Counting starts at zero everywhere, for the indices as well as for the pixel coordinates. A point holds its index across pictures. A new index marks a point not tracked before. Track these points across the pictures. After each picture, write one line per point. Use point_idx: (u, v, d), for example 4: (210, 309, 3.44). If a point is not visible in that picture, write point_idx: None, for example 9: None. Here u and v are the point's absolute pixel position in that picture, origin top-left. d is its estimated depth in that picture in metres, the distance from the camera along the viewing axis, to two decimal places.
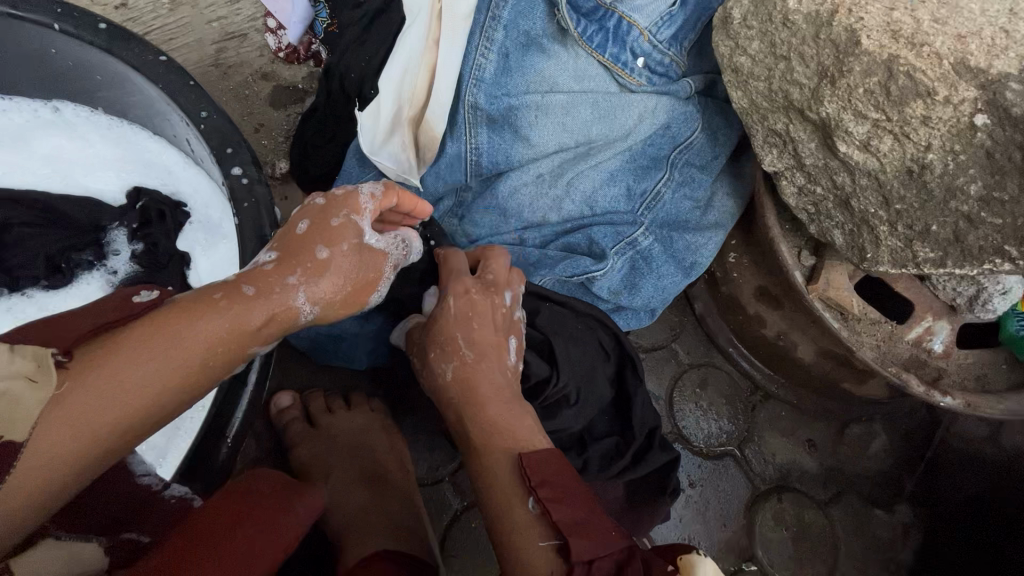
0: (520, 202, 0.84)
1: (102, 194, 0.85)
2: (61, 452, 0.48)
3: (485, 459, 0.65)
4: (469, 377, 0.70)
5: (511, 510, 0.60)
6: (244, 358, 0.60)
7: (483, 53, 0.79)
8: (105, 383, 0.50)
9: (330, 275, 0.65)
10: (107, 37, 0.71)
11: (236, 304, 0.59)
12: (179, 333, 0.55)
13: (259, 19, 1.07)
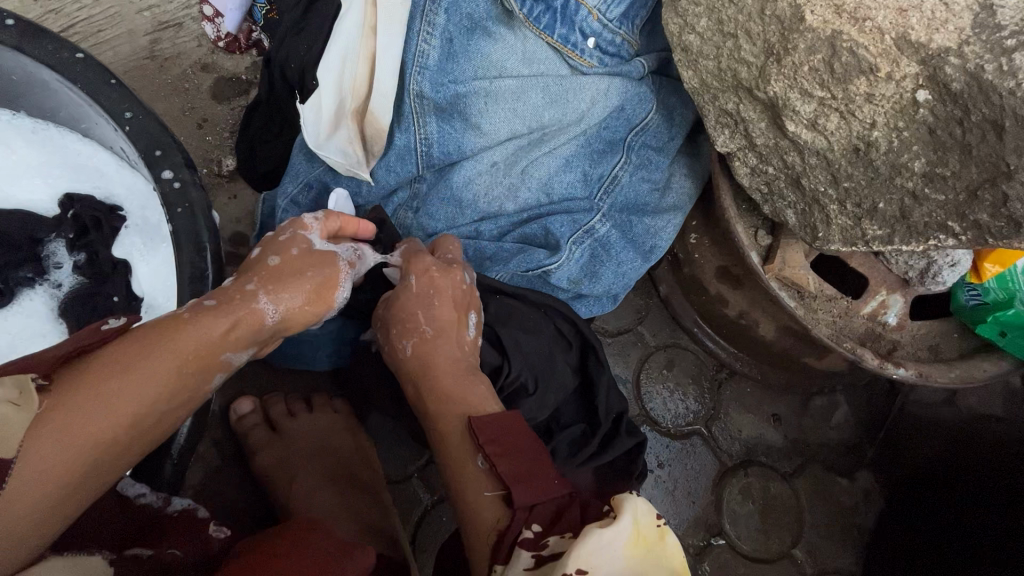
0: (475, 193, 0.82)
1: (32, 202, 0.81)
2: (46, 474, 0.47)
3: (438, 420, 0.66)
4: (428, 351, 0.70)
5: (460, 465, 0.63)
6: (222, 368, 0.59)
7: (425, 39, 0.76)
8: (81, 402, 0.50)
9: (292, 278, 0.63)
10: (16, 34, 0.65)
11: (204, 315, 0.58)
12: (152, 347, 0.54)
13: (194, 6, 1.01)
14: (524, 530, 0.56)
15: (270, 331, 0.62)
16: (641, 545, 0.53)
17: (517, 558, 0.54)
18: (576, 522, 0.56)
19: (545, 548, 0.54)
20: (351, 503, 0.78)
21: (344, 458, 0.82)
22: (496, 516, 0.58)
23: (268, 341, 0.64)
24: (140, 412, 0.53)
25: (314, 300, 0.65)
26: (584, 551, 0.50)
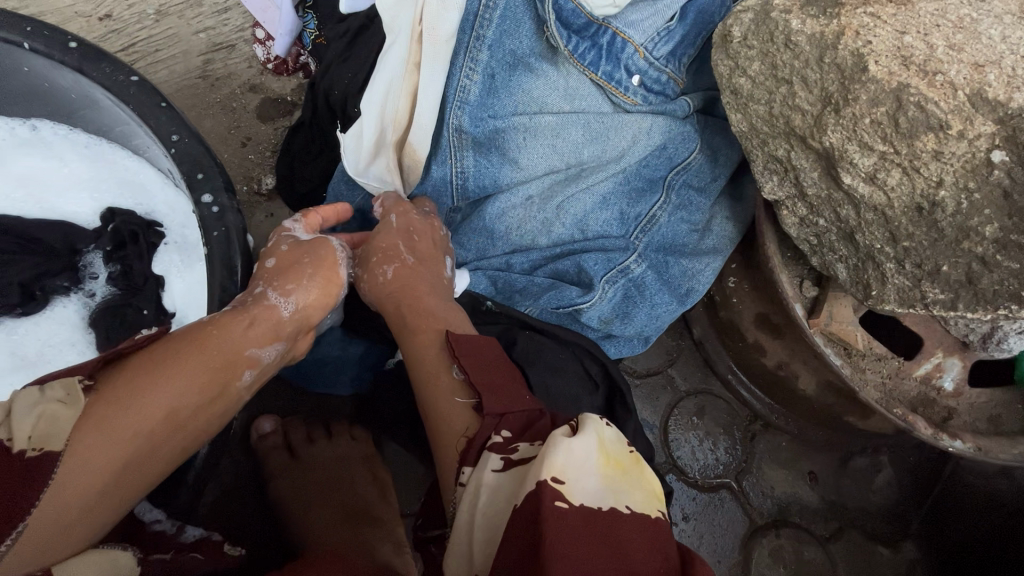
0: (508, 225, 0.82)
1: (76, 216, 0.83)
2: (90, 463, 0.51)
3: (416, 339, 0.65)
4: (406, 281, 0.70)
5: (435, 380, 0.60)
6: (248, 366, 0.61)
7: (467, 74, 0.73)
8: (118, 397, 0.53)
9: (294, 271, 0.68)
10: (78, 56, 0.68)
11: (226, 321, 0.61)
12: (182, 348, 0.58)
13: (247, 29, 1.03)
14: (492, 434, 0.52)
15: (290, 323, 0.65)
16: (616, 469, 0.47)
17: (484, 460, 0.50)
18: (547, 430, 0.52)
19: (514, 452, 0.50)
20: (363, 538, 0.75)
21: (359, 487, 0.81)
22: (467, 423, 0.55)
23: (293, 338, 0.66)
24: (173, 404, 0.55)
25: (324, 291, 0.69)
26: (555, 458, 0.44)
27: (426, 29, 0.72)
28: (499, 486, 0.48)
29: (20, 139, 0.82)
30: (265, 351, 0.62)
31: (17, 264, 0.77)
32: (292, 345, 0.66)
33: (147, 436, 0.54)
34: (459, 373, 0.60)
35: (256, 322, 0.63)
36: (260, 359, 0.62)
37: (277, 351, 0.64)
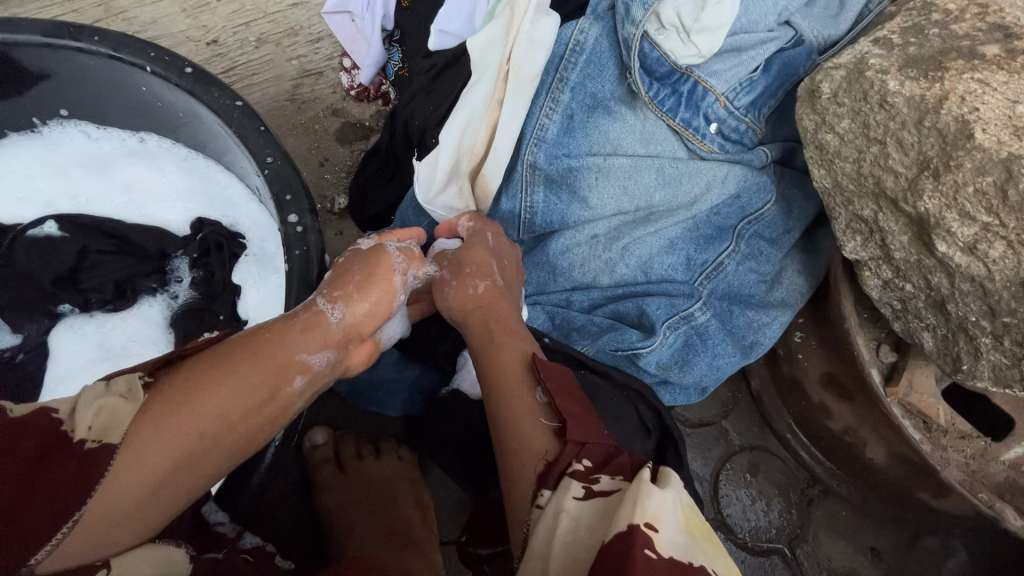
0: (571, 262, 0.82)
1: (168, 223, 0.89)
2: (145, 461, 0.49)
3: (494, 352, 0.65)
4: (489, 297, 0.71)
5: (512, 396, 0.60)
6: (299, 372, 0.60)
7: (546, 114, 0.74)
8: (174, 395, 0.52)
9: (346, 279, 0.68)
10: (191, 80, 0.74)
11: (281, 328, 0.61)
12: (235, 350, 0.57)
13: (336, 58, 1.10)
14: (573, 462, 0.52)
15: (341, 331, 0.65)
16: (698, 533, 0.46)
17: (565, 488, 0.50)
18: (629, 467, 0.51)
19: (596, 483, 0.50)
20: (403, 562, 0.74)
21: (402, 508, 0.81)
22: (545, 446, 0.55)
23: (346, 348, 0.65)
24: (228, 405, 0.54)
25: (378, 298, 0.68)
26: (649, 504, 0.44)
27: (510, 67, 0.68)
28: (580, 517, 0.48)
29: (128, 150, 0.89)
30: (315, 356, 0.61)
31: (115, 264, 0.83)
32: (344, 354, 0.65)
33: (203, 436, 0.52)
34: (541, 394, 0.60)
35: (309, 329, 0.63)
36: (312, 365, 0.61)
37: (329, 357, 0.63)
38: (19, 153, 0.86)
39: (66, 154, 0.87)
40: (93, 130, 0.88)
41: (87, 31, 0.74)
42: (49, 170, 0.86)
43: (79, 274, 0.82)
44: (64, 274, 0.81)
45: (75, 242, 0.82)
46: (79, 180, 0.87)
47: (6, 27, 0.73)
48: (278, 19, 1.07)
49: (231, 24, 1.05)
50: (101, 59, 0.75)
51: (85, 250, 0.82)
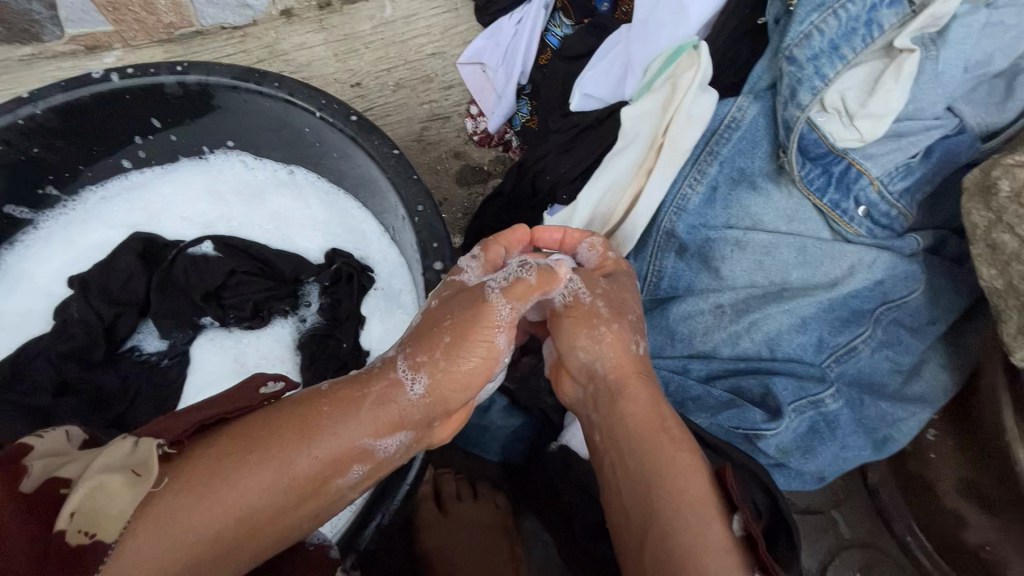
0: (692, 329, 0.81)
1: (305, 251, 0.95)
2: (168, 542, 0.51)
3: (665, 455, 0.61)
4: (638, 374, 0.66)
5: (695, 512, 0.59)
6: (349, 459, 0.58)
7: (692, 184, 0.75)
8: (207, 479, 0.53)
9: (445, 330, 0.61)
10: (355, 127, 0.80)
11: (337, 407, 0.58)
12: (283, 430, 0.56)
13: (463, 104, 1.16)
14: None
15: (420, 406, 0.60)
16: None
17: None
18: None
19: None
20: None
21: (498, 561, 0.79)
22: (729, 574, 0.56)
23: (422, 424, 0.61)
24: (259, 497, 0.54)
25: (478, 360, 0.61)
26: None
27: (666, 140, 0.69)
28: None
29: (279, 180, 0.97)
30: (381, 443, 0.59)
31: (256, 285, 0.89)
32: (415, 435, 0.62)
33: (227, 527, 0.53)
34: (735, 523, 0.59)
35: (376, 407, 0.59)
36: (372, 452, 0.59)
37: (396, 442, 0.60)
38: (188, 176, 0.96)
39: (226, 181, 0.96)
40: (252, 160, 0.96)
41: (269, 77, 0.82)
42: (211, 194, 0.96)
43: (224, 292, 0.89)
44: (213, 291, 0.88)
45: (225, 263, 0.89)
46: (235, 204, 0.95)
47: (202, 70, 0.82)
48: (417, 66, 1.15)
49: (374, 69, 1.14)
50: (275, 102, 0.83)
51: (232, 270, 0.89)
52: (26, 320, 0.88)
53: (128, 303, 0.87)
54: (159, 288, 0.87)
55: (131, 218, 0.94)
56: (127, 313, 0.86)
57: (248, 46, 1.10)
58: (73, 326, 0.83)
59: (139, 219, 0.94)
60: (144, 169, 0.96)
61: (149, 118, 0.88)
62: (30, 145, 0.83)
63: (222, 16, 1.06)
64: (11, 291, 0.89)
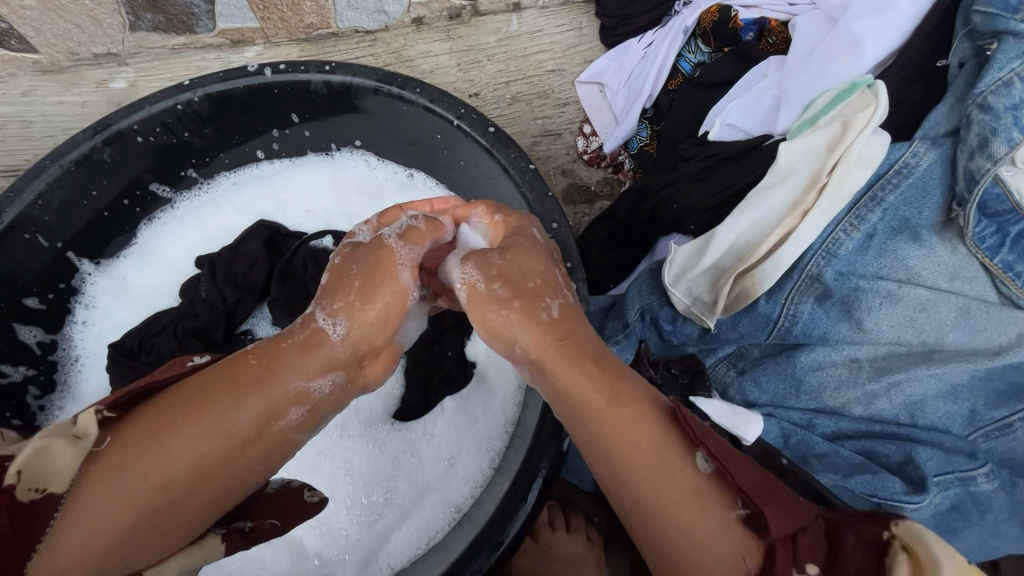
0: (822, 382, 0.76)
1: None
2: (121, 500, 0.50)
3: (618, 418, 0.51)
4: (556, 340, 0.56)
5: (693, 482, 0.48)
6: (288, 402, 0.55)
7: (847, 229, 0.71)
8: (148, 435, 0.51)
9: (348, 283, 0.60)
10: (492, 139, 0.80)
11: (265, 355, 0.56)
12: (214, 381, 0.54)
13: (577, 123, 1.14)
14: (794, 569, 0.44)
15: (346, 346, 0.59)
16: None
17: None
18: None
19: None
20: None
21: None
22: (738, 545, 0.46)
23: (350, 365, 0.60)
24: (198, 444, 0.52)
25: (382, 307, 0.60)
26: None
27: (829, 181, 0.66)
28: None
29: (397, 183, 0.98)
30: (314, 384, 0.57)
31: None
32: (348, 374, 0.60)
33: (173, 480, 0.51)
34: (701, 459, 0.50)
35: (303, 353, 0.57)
36: (308, 395, 0.57)
37: (330, 382, 0.58)
38: (314, 170, 0.99)
39: (349, 178, 0.98)
40: (375, 161, 0.98)
41: (411, 83, 0.82)
42: (334, 189, 0.98)
43: None
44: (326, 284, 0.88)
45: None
46: (356, 201, 0.98)
47: (349, 70, 0.83)
48: (536, 81, 1.15)
49: (493, 81, 1.14)
50: (415, 107, 0.84)
51: None
52: (157, 293, 0.93)
53: (251, 291, 0.90)
54: (281, 278, 0.90)
55: (259, 206, 0.97)
56: (247, 299, 0.89)
57: (377, 50, 1.13)
58: (198, 305, 0.86)
59: (265, 207, 0.97)
60: (274, 160, 0.99)
61: (289, 113, 0.91)
62: (183, 130, 0.87)
63: (358, 21, 1.10)
64: (146, 262, 0.93)
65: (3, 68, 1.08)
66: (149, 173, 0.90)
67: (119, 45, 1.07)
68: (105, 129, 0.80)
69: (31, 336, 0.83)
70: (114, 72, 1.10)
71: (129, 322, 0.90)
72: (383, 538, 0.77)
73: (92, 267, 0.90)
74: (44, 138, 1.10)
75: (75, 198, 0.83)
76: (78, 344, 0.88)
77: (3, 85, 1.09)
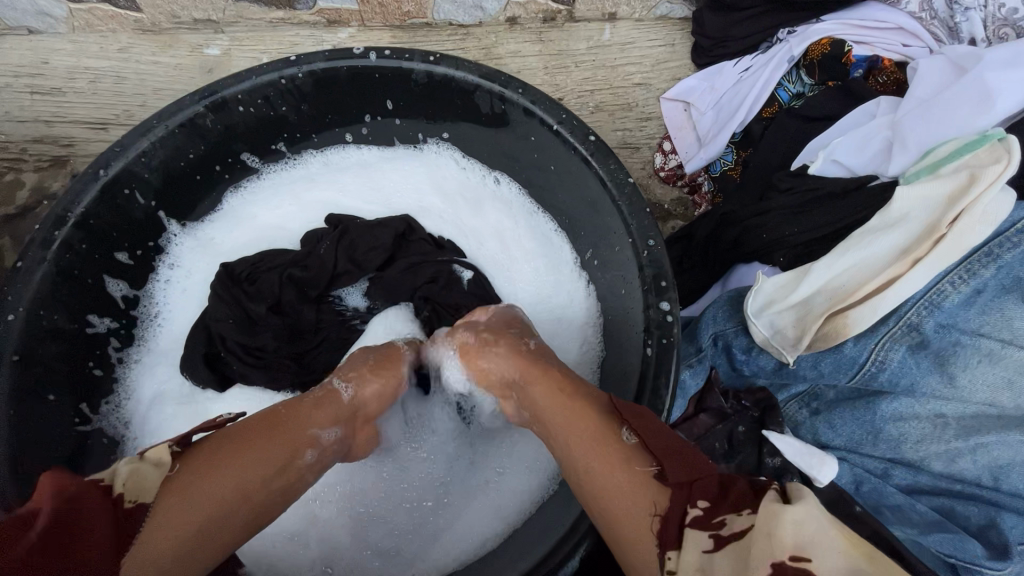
0: (903, 433, 0.73)
1: (491, 258, 0.94)
2: (185, 517, 0.50)
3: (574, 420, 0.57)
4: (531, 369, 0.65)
5: (612, 452, 0.53)
6: (313, 442, 0.59)
7: (956, 282, 0.71)
8: (207, 461, 0.53)
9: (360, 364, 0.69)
10: (593, 148, 0.78)
11: (295, 405, 0.61)
12: (257, 424, 0.58)
13: (656, 139, 1.12)
14: (688, 509, 0.47)
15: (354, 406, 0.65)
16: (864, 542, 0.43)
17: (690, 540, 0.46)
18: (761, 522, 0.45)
19: (722, 527, 0.46)
20: None
21: None
22: (657, 499, 0.49)
23: (351, 426, 0.65)
24: (230, 481, 0.52)
25: (380, 387, 0.68)
26: (789, 522, 0.43)
27: (947, 232, 0.66)
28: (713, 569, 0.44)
29: (490, 191, 0.96)
30: (326, 431, 0.61)
31: None
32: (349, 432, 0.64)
33: (210, 517, 0.51)
34: (628, 435, 0.55)
35: (321, 404, 0.63)
36: (320, 442, 0.60)
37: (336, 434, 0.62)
38: (400, 162, 0.98)
39: (446, 178, 0.97)
40: (462, 159, 0.97)
41: (514, 83, 0.81)
42: (435, 189, 0.97)
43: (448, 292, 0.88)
44: (432, 298, 0.88)
45: (464, 298, 0.87)
46: (455, 199, 0.97)
47: (453, 63, 0.82)
48: (621, 93, 1.12)
49: (579, 88, 1.12)
50: (514, 108, 0.83)
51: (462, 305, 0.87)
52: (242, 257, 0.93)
53: (361, 269, 0.88)
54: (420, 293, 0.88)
55: (368, 199, 0.97)
56: (351, 273, 0.88)
57: (468, 45, 1.12)
58: (312, 258, 0.87)
59: (373, 200, 0.97)
60: (361, 146, 0.99)
61: (384, 99, 0.91)
62: (281, 103, 0.87)
63: (454, 14, 1.10)
64: (237, 225, 0.94)
65: (106, 23, 1.10)
66: (242, 143, 0.90)
67: (219, 13, 1.09)
68: (210, 96, 0.81)
69: (118, 290, 0.85)
70: (209, 38, 1.12)
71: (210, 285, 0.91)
72: (437, 534, 0.79)
73: (178, 228, 0.91)
74: (135, 94, 1.11)
75: (173, 160, 0.84)
76: (160, 301, 0.89)
77: (103, 39, 1.11)
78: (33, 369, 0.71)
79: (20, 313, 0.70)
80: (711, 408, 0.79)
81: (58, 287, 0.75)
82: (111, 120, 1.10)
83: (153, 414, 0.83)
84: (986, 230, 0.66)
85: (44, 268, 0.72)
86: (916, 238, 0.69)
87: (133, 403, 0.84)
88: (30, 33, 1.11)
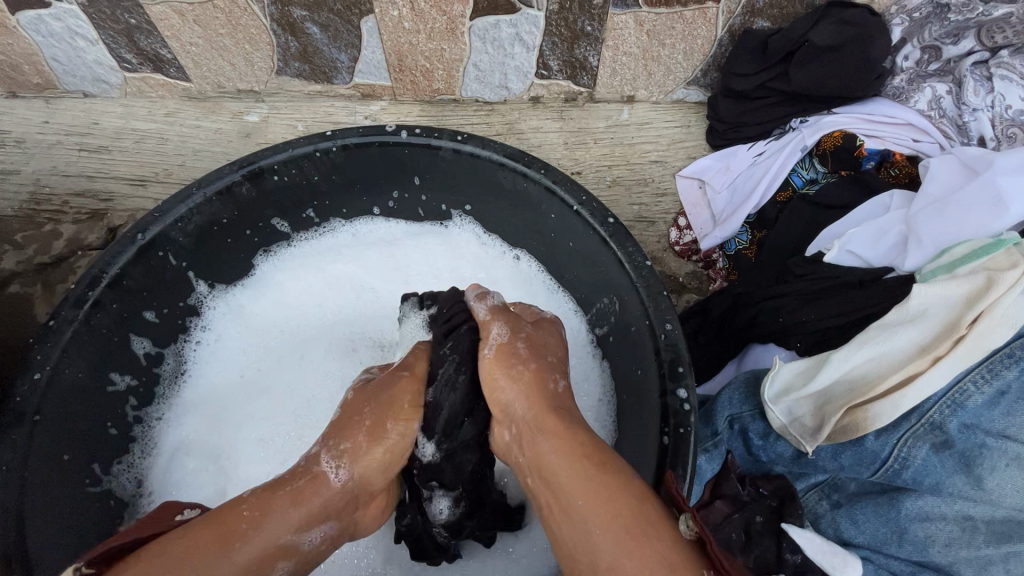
0: (928, 534, 0.70)
1: None
2: None
3: (588, 472, 0.56)
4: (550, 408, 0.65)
5: (637, 534, 0.51)
6: (277, 553, 0.58)
7: (978, 382, 0.71)
8: None
9: (356, 429, 0.67)
10: (611, 230, 0.80)
11: (261, 507, 0.60)
12: (206, 540, 0.55)
13: (671, 214, 1.13)
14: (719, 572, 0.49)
15: (345, 494, 0.64)
16: None
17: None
18: None
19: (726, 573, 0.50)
20: None
21: None
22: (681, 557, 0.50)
23: (343, 514, 0.64)
24: None
25: (385, 454, 0.68)
26: None
27: (967, 332, 0.68)
28: None
29: (510, 267, 1.01)
30: (307, 537, 0.60)
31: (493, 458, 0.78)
32: (340, 525, 0.64)
33: None
34: (684, 526, 0.53)
35: (302, 497, 0.62)
36: (298, 548, 0.60)
37: (321, 534, 0.62)
38: (429, 241, 1.03)
39: (465, 252, 1.02)
40: (484, 234, 1.02)
41: (537, 164, 0.84)
42: (453, 268, 1.02)
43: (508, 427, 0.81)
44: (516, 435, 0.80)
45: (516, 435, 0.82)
46: (467, 276, 1.02)
47: (480, 144, 0.86)
48: (638, 169, 1.15)
49: (596, 163, 1.15)
50: (536, 186, 0.85)
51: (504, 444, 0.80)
52: (270, 330, 0.98)
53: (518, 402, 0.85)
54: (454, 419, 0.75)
55: (387, 272, 1.02)
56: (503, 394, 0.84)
57: (492, 120, 1.18)
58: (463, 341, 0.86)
59: (394, 276, 1.02)
60: (387, 217, 1.03)
61: (412, 176, 0.95)
62: (313, 174, 0.90)
63: (480, 92, 1.16)
64: (263, 295, 0.99)
65: (156, 90, 1.18)
66: (275, 209, 0.93)
67: (262, 85, 1.16)
68: (248, 166, 0.84)
69: (142, 347, 0.87)
70: (250, 106, 1.19)
71: (241, 352, 0.96)
72: None
73: (206, 288, 0.94)
74: (175, 155, 1.17)
75: (208, 225, 0.87)
76: (190, 360, 0.93)
77: (152, 104, 1.19)
78: (52, 428, 0.72)
79: (46, 371, 0.71)
80: (726, 496, 0.74)
81: (85, 345, 0.77)
82: (150, 177, 1.15)
83: (175, 468, 0.88)
84: (1007, 331, 0.68)
85: (74, 327, 0.74)
86: (936, 335, 0.71)
87: (151, 460, 0.87)
88: (84, 96, 1.19)
